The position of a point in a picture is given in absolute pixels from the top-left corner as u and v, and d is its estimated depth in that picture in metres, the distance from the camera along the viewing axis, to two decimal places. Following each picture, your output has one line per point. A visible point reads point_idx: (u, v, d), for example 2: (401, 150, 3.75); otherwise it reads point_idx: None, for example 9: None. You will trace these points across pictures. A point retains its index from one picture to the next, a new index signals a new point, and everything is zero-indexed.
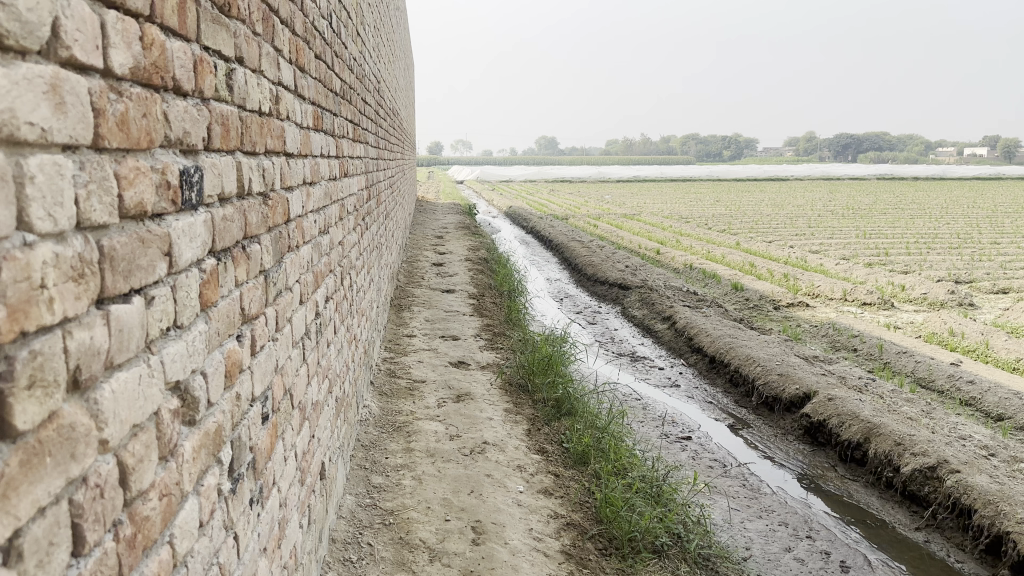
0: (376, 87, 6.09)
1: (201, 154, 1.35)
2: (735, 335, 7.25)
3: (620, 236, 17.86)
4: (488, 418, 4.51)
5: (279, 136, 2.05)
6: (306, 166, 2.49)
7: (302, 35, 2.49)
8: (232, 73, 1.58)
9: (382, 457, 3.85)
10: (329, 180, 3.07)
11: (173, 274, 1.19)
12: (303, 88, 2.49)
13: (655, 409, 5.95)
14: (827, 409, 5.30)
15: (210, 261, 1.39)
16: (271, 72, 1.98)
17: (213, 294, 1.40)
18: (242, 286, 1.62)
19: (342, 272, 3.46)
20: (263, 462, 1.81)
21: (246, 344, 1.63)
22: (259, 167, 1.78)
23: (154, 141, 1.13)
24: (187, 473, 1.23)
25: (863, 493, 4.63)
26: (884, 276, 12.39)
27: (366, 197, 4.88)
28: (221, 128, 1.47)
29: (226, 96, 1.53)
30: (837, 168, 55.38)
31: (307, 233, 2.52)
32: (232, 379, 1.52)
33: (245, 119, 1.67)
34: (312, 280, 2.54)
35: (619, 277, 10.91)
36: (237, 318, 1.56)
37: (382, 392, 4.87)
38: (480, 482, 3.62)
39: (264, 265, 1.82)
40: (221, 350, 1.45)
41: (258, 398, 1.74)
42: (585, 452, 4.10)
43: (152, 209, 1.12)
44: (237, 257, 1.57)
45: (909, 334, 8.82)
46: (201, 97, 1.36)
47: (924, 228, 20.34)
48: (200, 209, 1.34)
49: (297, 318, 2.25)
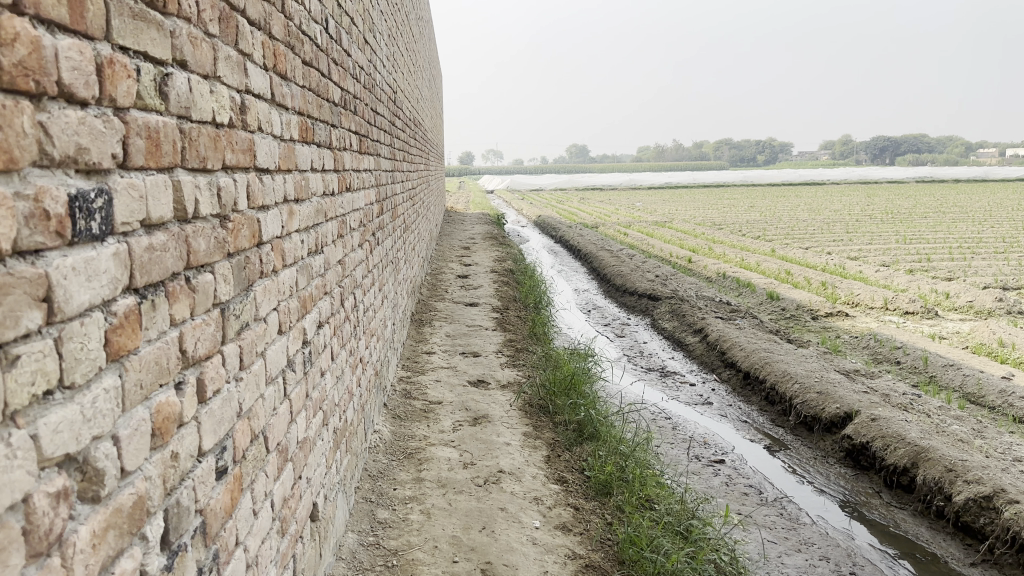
0: (392, 98, 5.91)
1: (111, 174, 1.13)
2: (770, 349, 6.90)
3: (651, 245, 17.50)
4: (505, 443, 4.26)
5: (245, 149, 1.82)
6: (289, 181, 2.27)
7: (283, 39, 2.27)
8: (168, 78, 1.35)
9: (390, 488, 3.61)
10: (323, 196, 2.86)
11: (57, 325, 0.97)
12: (285, 96, 2.27)
13: (685, 429, 5.66)
14: (871, 429, 4.95)
15: (128, 301, 1.17)
16: (234, 78, 1.75)
17: (131, 340, 1.17)
18: (184, 325, 1.39)
19: (343, 293, 3.25)
20: (220, 522, 1.58)
21: (188, 392, 1.41)
22: (212, 186, 1.56)
23: (20, 160, 0.90)
24: (81, 567, 1.01)
25: (912, 523, 4.28)
26: (927, 284, 11.92)
27: (377, 211, 4.67)
28: (146, 142, 1.25)
29: (157, 105, 1.30)
30: (872, 171, 54.49)
31: (292, 257, 2.30)
32: (165, 436, 1.29)
33: (189, 132, 1.45)
34: (296, 307, 2.32)
35: (649, 287, 10.60)
36: (173, 364, 1.34)
37: (395, 415, 4.64)
38: (493, 517, 3.36)
39: (219, 298, 1.59)
40: (145, 406, 1.22)
41: (209, 451, 1.52)
42: (608, 481, 3.82)
43: (18, 244, 0.89)
44: (174, 291, 1.34)
45: (955, 345, 8.38)
46: (112, 107, 1.13)
47: (968, 231, 19.69)
48: (110, 238, 1.12)
49: (272, 351, 2.02)
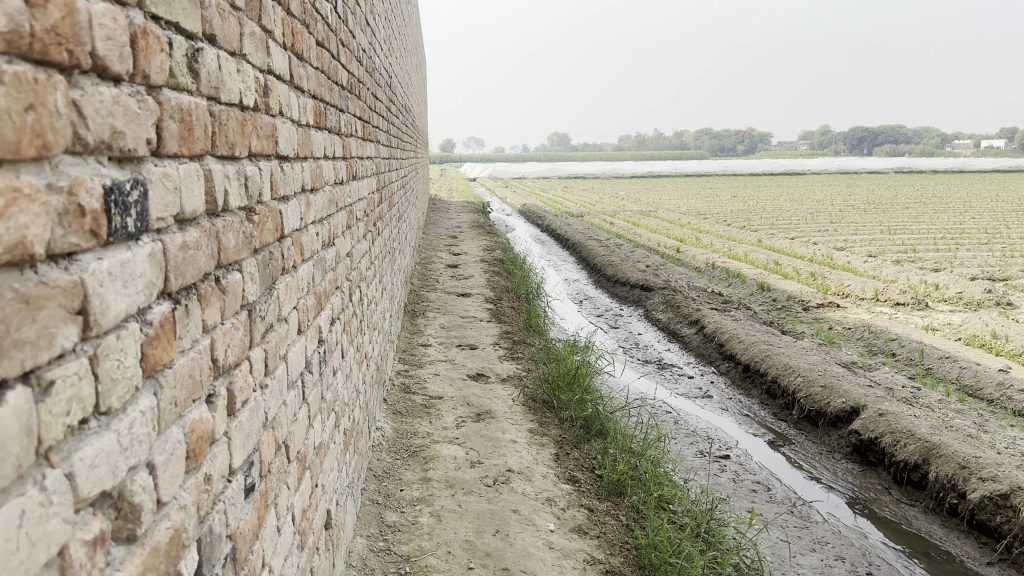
0: (388, 83, 5.73)
1: (146, 163, 0.99)
2: (770, 341, 6.83)
3: (638, 234, 17.39)
4: (512, 440, 4.13)
5: (268, 135, 1.67)
6: (305, 169, 2.11)
7: (300, 17, 2.11)
8: (198, 54, 1.20)
9: (397, 489, 3.47)
10: (334, 185, 2.70)
11: (93, 342, 0.82)
12: (302, 78, 2.11)
13: (688, 424, 5.56)
14: (879, 425, 4.88)
15: (162, 308, 1.03)
16: (258, 55, 1.60)
17: (164, 353, 1.02)
18: (215, 331, 1.25)
19: (351, 287, 3.10)
20: (248, 545, 1.44)
21: (220, 405, 1.27)
22: (240, 174, 1.41)
23: (52, 147, 0.75)
24: None
25: (924, 520, 4.21)
26: (915, 274, 11.92)
27: (377, 199, 4.50)
28: (178, 126, 1.10)
29: (188, 84, 1.15)
30: (852, 162, 54.82)
31: (309, 250, 2.15)
32: (198, 458, 1.15)
33: (218, 115, 1.29)
34: (313, 304, 2.17)
35: (640, 277, 10.49)
36: (205, 376, 1.20)
37: (396, 411, 4.49)
38: (506, 520, 3.24)
39: (247, 297, 1.45)
40: (179, 426, 1.08)
41: (239, 469, 1.38)
42: (620, 480, 3.72)
43: (52, 247, 0.75)
44: (206, 294, 1.20)
45: (949, 337, 8.35)
46: (145, 84, 0.99)
47: (950, 222, 19.78)
48: (145, 237, 0.98)
49: (293, 353, 1.87)
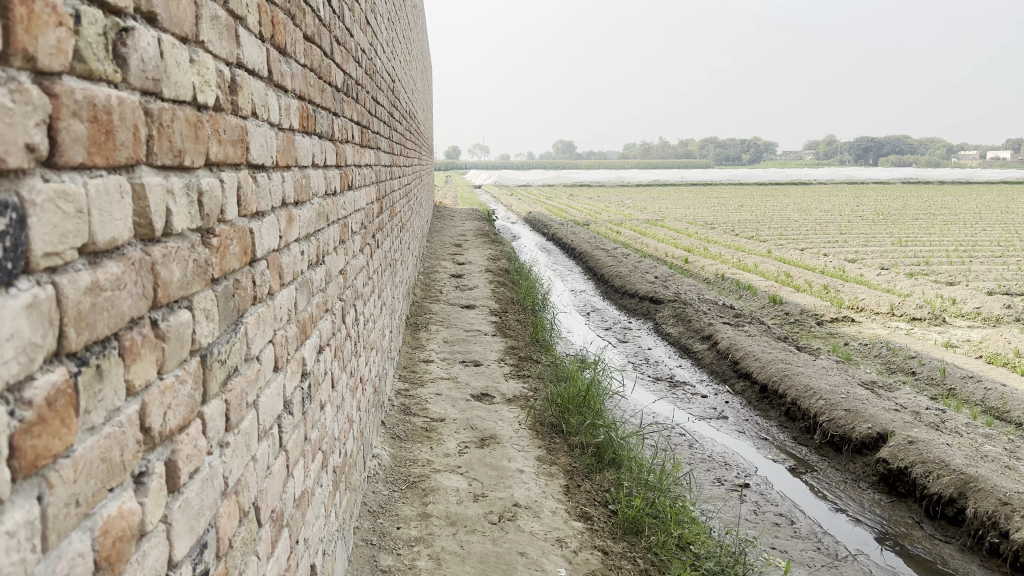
0: (391, 87, 5.46)
1: (30, 173, 0.72)
2: (788, 360, 6.53)
3: (645, 244, 17.11)
4: (518, 469, 3.85)
5: (235, 140, 1.39)
6: (287, 180, 1.84)
7: (283, 5, 1.84)
8: (126, 33, 0.92)
9: (393, 527, 3.17)
10: (325, 196, 2.42)
11: None
12: (284, 75, 1.84)
13: (704, 448, 5.27)
14: (908, 454, 4.59)
15: (60, 373, 0.76)
16: (222, 43, 1.32)
17: (55, 441, 0.74)
18: (146, 391, 0.97)
19: (344, 308, 2.82)
20: None
21: (155, 484, 0.99)
22: (191, 188, 1.13)
23: None
24: None
25: (961, 560, 3.91)
26: (930, 288, 11.61)
27: (376, 209, 4.21)
28: (87, 126, 0.82)
29: (108, 72, 0.88)
30: (860, 173, 54.51)
31: (290, 274, 1.86)
32: (116, 565, 0.87)
33: (158, 113, 1.02)
34: (293, 336, 1.89)
35: (649, 289, 10.19)
36: (129, 453, 0.92)
37: (395, 434, 4.20)
38: (512, 565, 2.95)
39: (199, 340, 1.16)
40: (86, 531, 0.81)
41: (185, 560, 1.09)
42: (638, 518, 3.44)
43: None
44: (133, 346, 0.92)
45: (970, 355, 8.04)
46: (31, 67, 0.71)
47: (962, 234, 19.45)
48: (24, 280, 0.70)
49: (266, 398, 1.59)
